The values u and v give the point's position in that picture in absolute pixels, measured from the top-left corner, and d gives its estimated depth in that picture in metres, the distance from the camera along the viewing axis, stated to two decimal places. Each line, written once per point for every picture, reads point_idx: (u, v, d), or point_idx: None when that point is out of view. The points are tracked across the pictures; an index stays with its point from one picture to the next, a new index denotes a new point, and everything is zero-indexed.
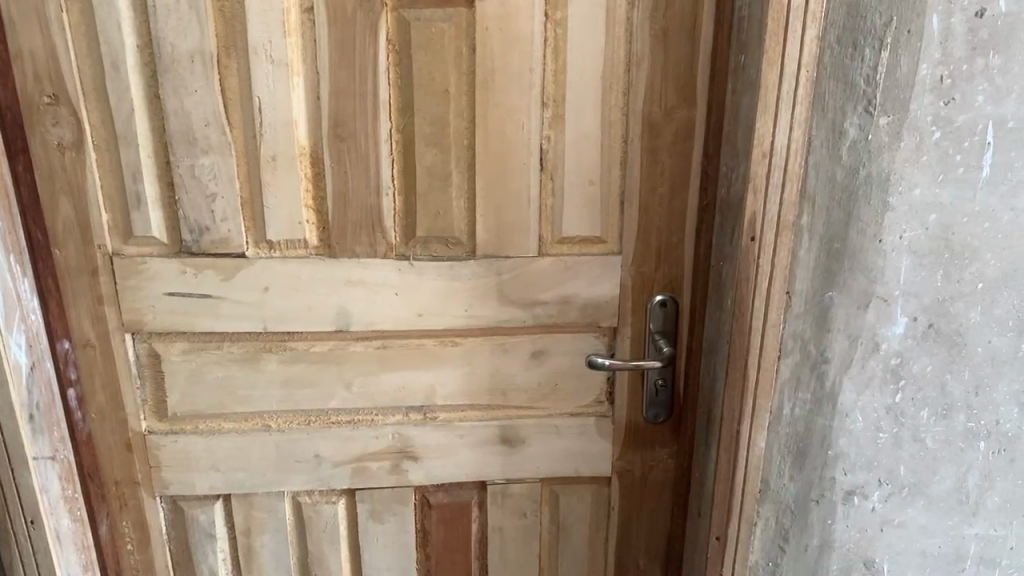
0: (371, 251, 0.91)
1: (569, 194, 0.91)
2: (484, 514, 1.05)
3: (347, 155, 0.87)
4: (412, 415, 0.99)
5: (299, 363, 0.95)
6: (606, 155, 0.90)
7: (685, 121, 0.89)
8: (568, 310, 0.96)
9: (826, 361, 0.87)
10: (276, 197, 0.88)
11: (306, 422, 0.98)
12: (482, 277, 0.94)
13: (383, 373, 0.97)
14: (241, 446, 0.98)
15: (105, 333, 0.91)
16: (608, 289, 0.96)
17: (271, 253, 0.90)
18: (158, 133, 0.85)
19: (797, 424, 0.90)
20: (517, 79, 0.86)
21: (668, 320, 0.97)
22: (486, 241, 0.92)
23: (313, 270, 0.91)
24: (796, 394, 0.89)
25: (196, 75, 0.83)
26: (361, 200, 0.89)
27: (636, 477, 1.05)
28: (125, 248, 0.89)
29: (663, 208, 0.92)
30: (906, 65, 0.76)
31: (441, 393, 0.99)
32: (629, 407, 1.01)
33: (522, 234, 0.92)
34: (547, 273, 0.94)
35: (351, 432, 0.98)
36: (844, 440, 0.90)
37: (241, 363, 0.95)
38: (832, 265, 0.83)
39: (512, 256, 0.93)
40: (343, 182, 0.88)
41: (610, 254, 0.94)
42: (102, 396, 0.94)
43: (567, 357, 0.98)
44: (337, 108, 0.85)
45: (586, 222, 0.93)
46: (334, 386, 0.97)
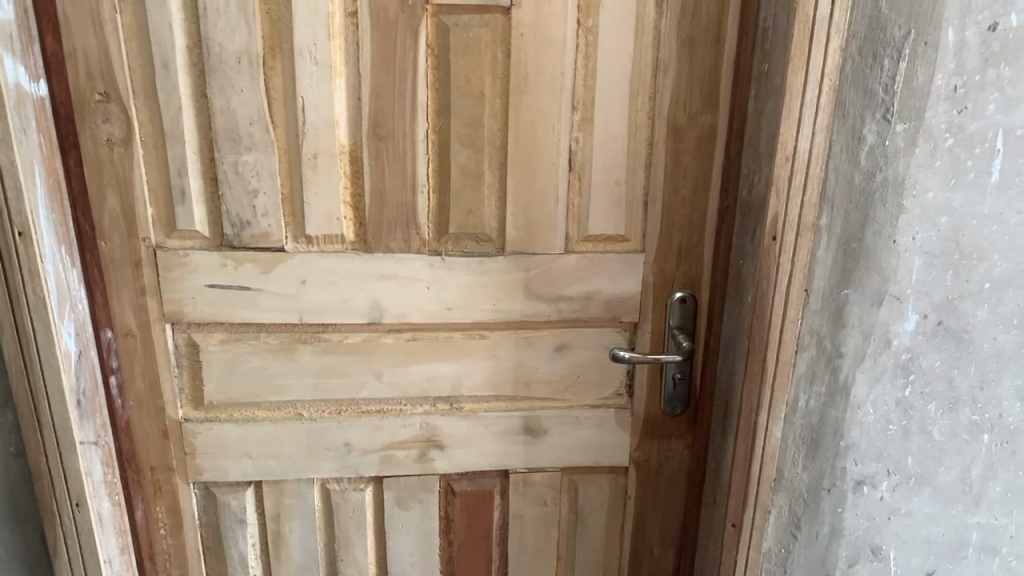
0: (404, 247, 0.95)
1: (595, 194, 0.95)
2: (506, 502, 1.09)
3: (385, 154, 0.91)
4: (439, 405, 1.03)
5: (332, 355, 0.99)
6: (632, 157, 0.94)
7: (708, 125, 0.93)
8: (592, 306, 1.00)
9: (841, 355, 0.91)
10: (316, 193, 0.91)
11: (337, 411, 1.01)
12: (510, 273, 0.97)
13: (413, 364, 1.00)
14: (274, 434, 1.01)
15: (146, 323, 0.95)
16: (631, 286, 0.99)
17: (308, 247, 0.94)
18: (204, 130, 0.88)
19: (811, 416, 0.94)
20: (550, 83, 0.90)
21: (687, 316, 1.01)
22: (515, 238, 0.96)
23: (348, 264, 0.94)
24: (811, 387, 0.93)
25: (243, 75, 0.86)
26: (397, 198, 0.92)
27: (652, 467, 1.09)
28: (168, 241, 0.92)
29: (685, 208, 0.96)
30: (922, 75, 0.80)
31: (468, 384, 1.02)
32: (648, 400, 1.05)
33: (549, 231, 0.96)
34: (572, 270, 0.98)
35: (381, 421, 1.02)
36: (856, 431, 0.95)
37: (277, 354, 0.98)
38: (848, 264, 0.87)
39: (539, 253, 0.97)
40: (381, 179, 0.92)
41: (633, 251, 0.98)
42: (141, 384, 0.97)
43: (589, 350, 1.02)
44: (376, 109, 0.89)
45: (611, 221, 0.97)
46: (365, 377, 1.00)
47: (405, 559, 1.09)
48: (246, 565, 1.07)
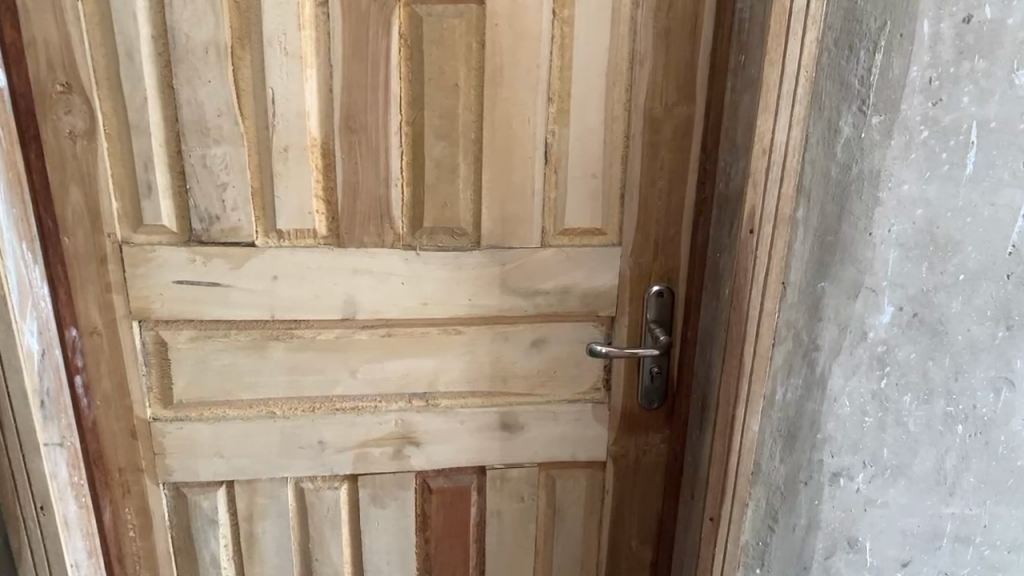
0: (378, 241, 0.93)
1: (572, 187, 0.94)
2: (482, 498, 1.08)
3: (357, 146, 0.89)
4: (415, 402, 1.01)
5: (305, 351, 0.97)
6: (608, 149, 0.93)
7: (685, 118, 0.92)
8: (569, 300, 0.99)
9: (817, 348, 0.91)
10: (287, 187, 0.89)
11: (311, 408, 1.00)
12: (486, 267, 0.96)
13: (387, 360, 0.99)
14: (246, 432, 0.99)
15: (112, 321, 0.92)
16: (608, 279, 0.99)
17: (280, 242, 0.92)
18: (171, 123, 0.86)
19: (789, 409, 0.94)
20: (525, 74, 0.89)
21: (664, 309, 1.00)
22: (490, 232, 0.94)
23: (321, 259, 0.93)
24: (788, 380, 0.93)
25: (211, 66, 0.84)
26: (370, 191, 0.91)
27: (630, 462, 1.08)
28: (134, 236, 0.90)
29: (662, 201, 0.96)
30: (898, 67, 0.80)
31: (444, 380, 1.01)
32: (625, 394, 1.04)
33: (525, 225, 0.95)
34: (549, 264, 0.97)
35: (355, 419, 1.00)
36: (832, 424, 0.95)
37: (248, 351, 0.96)
38: (825, 257, 0.87)
39: (515, 247, 0.96)
40: (353, 173, 0.90)
41: (610, 245, 0.97)
42: (108, 383, 0.95)
43: (566, 344, 1.02)
44: (348, 101, 0.87)
45: (588, 215, 0.96)
46: (339, 374, 0.98)
47: (381, 557, 1.08)
48: (219, 566, 1.05)
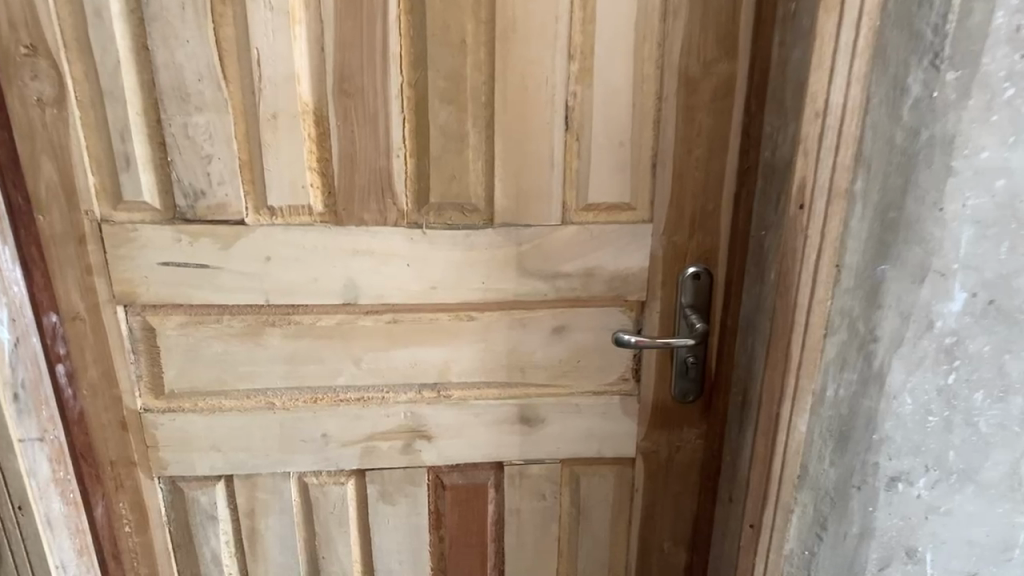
0: (380, 219, 0.84)
1: (596, 157, 0.84)
2: (500, 496, 1.00)
3: (353, 113, 0.79)
4: (425, 393, 0.93)
5: (304, 339, 0.89)
6: (637, 114, 0.82)
7: (725, 76, 0.81)
8: (593, 283, 0.89)
9: (875, 340, 0.80)
10: (277, 159, 0.81)
11: (312, 400, 0.92)
12: (500, 247, 0.86)
13: (394, 349, 0.90)
14: (244, 425, 0.92)
15: (95, 306, 0.85)
16: (637, 260, 0.88)
17: (272, 220, 0.83)
18: (148, 88, 0.78)
19: (841, 407, 0.83)
20: (542, 29, 0.78)
21: (700, 293, 0.90)
22: (505, 207, 0.85)
23: (318, 239, 0.84)
24: (840, 375, 0.82)
25: (188, 23, 0.75)
26: (370, 162, 0.82)
27: (661, 459, 0.99)
28: (114, 214, 0.82)
29: (698, 171, 0.85)
30: (980, 14, 0.66)
31: (456, 370, 0.92)
32: (657, 386, 0.95)
33: (543, 200, 0.85)
34: (570, 243, 0.87)
35: (360, 412, 0.92)
36: (890, 423, 0.84)
37: (242, 338, 0.88)
38: (886, 236, 0.75)
39: (533, 225, 0.86)
40: (350, 142, 0.81)
41: (639, 222, 0.87)
42: (94, 372, 0.88)
43: (590, 331, 0.92)
44: (342, 61, 0.77)
45: (614, 188, 0.85)
46: (341, 363, 0.90)
47: (392, 557, 1.01)
48: (220, 563, 0.99)
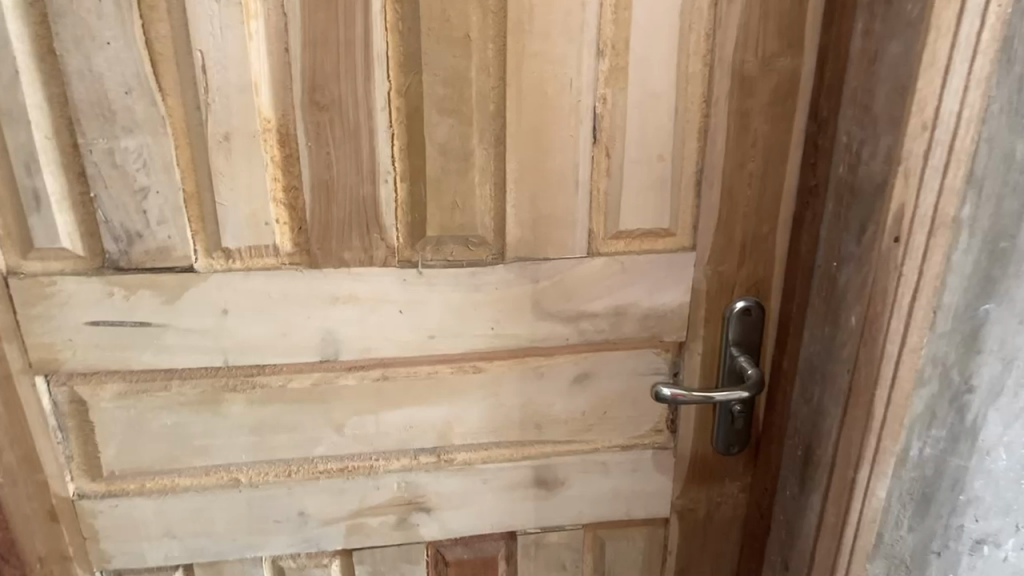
0: (364, 259, 0.67)
1: (629, 175, 0.68)
2: (512, 568, 0.85)
3: (328, 129, 0.62)
4: (423, 458, 0.77)
5: (274, 404, 0.72)
6: (679, 122, 0.67)
7: (788, 74, 0.66)
8: (623, 325, 0.74)
9: (970, 391, 0.67)
10: (232, 190, 0.64)
11: (287, 473, 0.76)
12: (513, 286, 0.71)
13: (385, 411, 0.74)
14: (203, 507, 0.76)
15: (6, 377, 0.68)
16: (676, 295, 0.73)
17: (229, 265, 0.67)
18: (59, 104, 0.60)
19: (925, 467, 0.70)
20: (565, 19, 0.62)
21: (750, 331, 0.75)
22: (519, 239, 0.69)
23: (287, 286, 0.67)
24: (927, 432, 0.68)
25: (108, 19, 0.57)
26: (350, 190, 0.65)
27: (698, 518, 0.85)
28: (25, 264, 0.64)
29: (752, 189, 0.70)
30: None
31: (460, 431, 0.77)
32: (695, 438, 0.81)
33: (565, 228, 0.69)
34: (597, 279, 0.72)
35: (344, 485, 0.77)
36: (979, 481, 0.72)
37: (197, 407, 0.72)
38: (993, 270, 0.62)
39: (552, 258, 0.70)
40: (325, 166, 0.64)
41: (680, 250, 0.72)
42: (11, 457, 0.70)
43: (618, 379, 0.77)
44: (312, 65, 0.60)
45: (650, 212, 0.70)
46: (320, 430, 0.74)
47: None
48: None
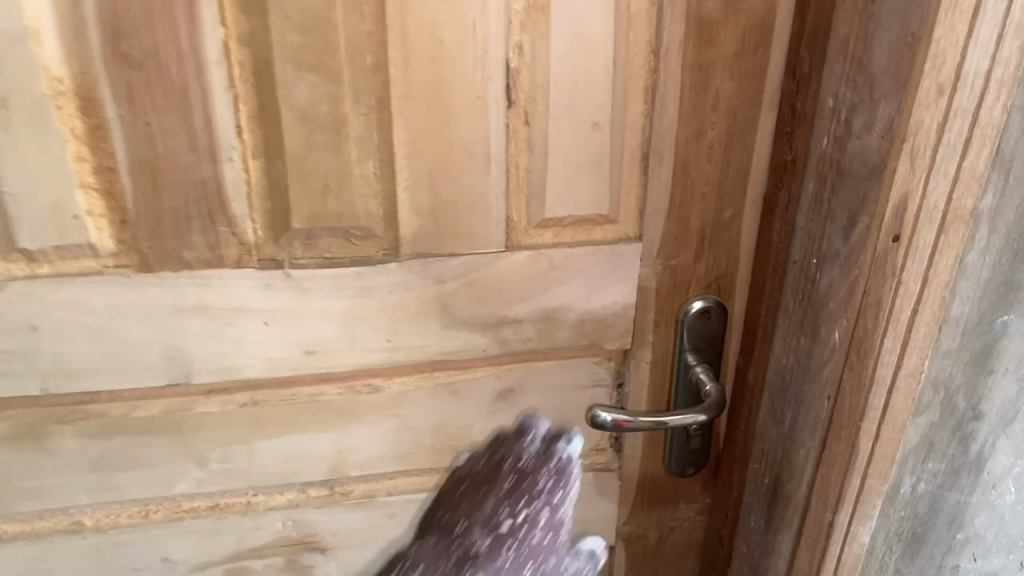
0: (212, 259, 0.52)
1: (555, 147, 0.53)
2: None
3: (144, 92, 0.47)
4: (313, 492, 0.63)
5: (115, 437, 0.58)
6: (620, 79, 0.52)
7: (759, 15, 0.51)
8: (554, 331, 0.60)
9: (977, 417, 0.54)
10: (21, 174, 0.48)
11: (143, 514, 0.62)
12: (411, 290, 0.56)
13: (259, 441, 0.60)
14: (39, 558, 0.61)
15: None
16: (618, 295, 0.59)
17: (32, 270, 0.51)
18: None
19: (918, 505, 0.57)
20: None
21: (709, 336, 0.62)
22: (415, 230, 0.54)
23: (114, 295, 0.52)
24: (922, 466, 0.56)
25: None
26: (184, 170, 0.49)
27: (649, 544, 0.72)
28: None
29: (713, 163, 0.55)
30: None
31: (356, 461, 0.62)
32: (644, 457, 0.67)
33: (474, 215, 0.54)
34: (519, 278, 0.57)
35: (216, 526, 0.63)
36: (981, 518, 0.59)
37: (16, 442, 0.57)
38: (1017, 274, 0.48)
39: (461, 252, 0.55)
40: (146, 139, 0.48)
41: (622, 241, 0.57)
42: None
43: (551, 394, 0.63)
44: (111, 3, 0.44)
45: (583, 193, 0.55)
46: (179, 464, 0.60)
47: None
48: None
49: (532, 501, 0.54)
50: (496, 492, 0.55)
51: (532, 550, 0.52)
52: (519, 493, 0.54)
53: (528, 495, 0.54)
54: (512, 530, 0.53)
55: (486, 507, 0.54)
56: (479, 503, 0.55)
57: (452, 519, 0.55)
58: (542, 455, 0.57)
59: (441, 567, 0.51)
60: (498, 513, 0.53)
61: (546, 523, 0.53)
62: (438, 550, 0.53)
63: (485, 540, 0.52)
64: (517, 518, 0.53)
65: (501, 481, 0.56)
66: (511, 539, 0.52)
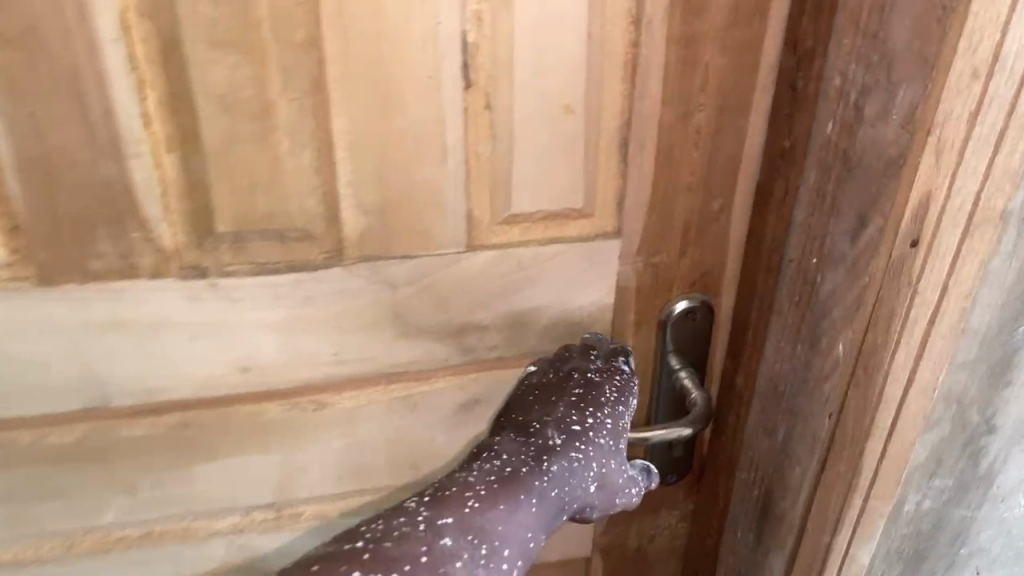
0: (124, 268, 0.45)
1: (522, 134, 0.46)
2: None
3: (27, 77, 0.39)
4: (258, 515, 0.57)
5: (26, 467, 0.51)
6: (595, 55, 0.44)
7: None
8: (523, 337, 0.53)
9: (990, 431, 0.49)
10: None
11: (65, 546, 0.55)
12: (361, 297, 0.49)
13: (194, 465, 0.53)
14: None
15: None
16: (594, 295, 0.53)
17: None
18: None
19: (922, 522, 0.53)
20: None
21: (694, 337, 0.56)
22: (363, 230, 0.47)
23: (8, 312, 0.45)
24: (929, 483, 0.51)
25: None
26: (84, 167, 0.42)
27: (628, 553, 0.67)
28: None
29: (700, 150, 0.48)
30: None
31: (305, 482, 0.56)
32: None
33: (430, 212, 0.47)
34: (482, 280, 0.50)
35: (150, 555, 0.56)
36: (987, 533, 0.55)
37: None
38: None
39: (415, 253, 0.49)
40: (33, 133, 0.40)
41: (598, 236, 0.51)
42: None
43: None
44: None
45: (555, 185, 0.48)
46: (104, 493, 0.53)
47: None
48: None
49: (602, 409, 0.50)
50: (567, 397, 0.50)
51: (601, 451, 0.49)
52: (589, 404, 0.50)
53: (598, 406, 0.50)
54: (583, 430, 0.49)
55: (557, 410, 0.50)
56: (548, 404, 0.50)
57: (524, 419, 0.50)
58: (608, 370, 0.52)
59: (522, 458, 0.47)
60: (568, 417, 0.49)
61: (614, 428, 0.50)
62: (518, 442, 0.48)
63: (554, 437, 0.48)
64: (586, 420, 0.49)
65: (567, 392, 0.50)
66: (583, 438, 0.49)
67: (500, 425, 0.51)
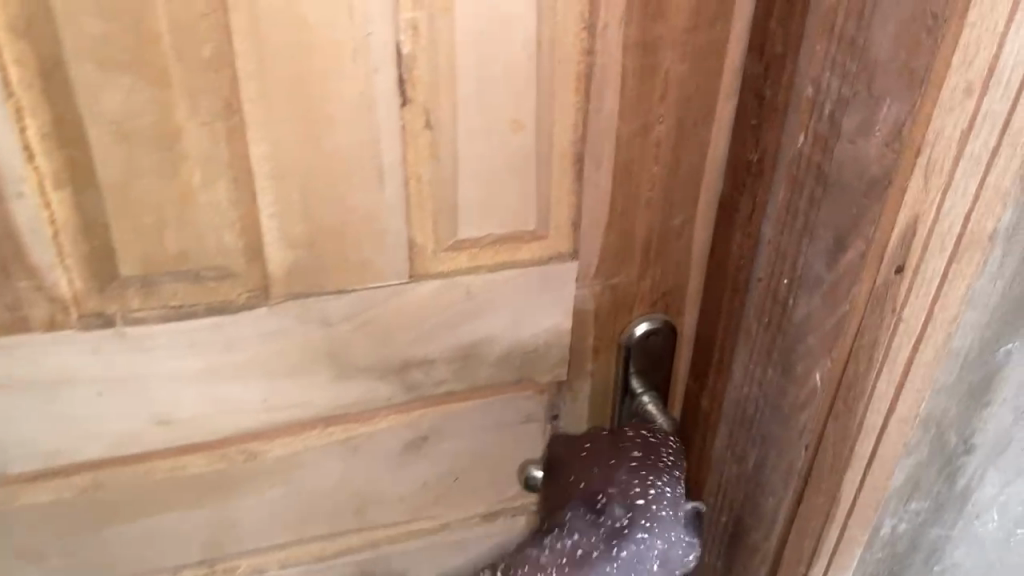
0: (11, 320, 0.39)
1: (467, 154, 0.41)
2: None
3: None
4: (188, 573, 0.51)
5: None
6: (546, 65, 0.40)
7: None
8: (475, 369, 0.49)
9: (967, 451, 0.47)
10: None
11: None
12: (293, 336, 0.44)
13: (112, 527, 0.48)
14: None
15: None
16: (551, 318, 0.48)
17: None
18: None
19: (898, 545, 0.50)
20: None
21: (656, 359, 0.52)
22: (291, 265, 0.42)
23: None
24: (905, 506, 0.48)
25: None
26: None
27: None
28: None
29: (660, 163, 0.44)
30: None
31: (239, 537, 0.51)
32: None
33: (367, 242, 0.42)
34: (426, 312, 0.46)
35: None
36: (960, 549, 0.53)
37: None
38: None
39: (350, 287, 0.44)
40: None
41: (553, 257, 0.46)
42: None
43: (473, 439, 0.52)
44: None
45: (505, 207, 0.44)
46: (9, 564, 0.47)
47: None
48: None
49: (661, 472, 0.48)
50: (626, 462, 0.48)
51: (663, 526, 0.46)
52: (650, 468, 0.48)
53: (658, 469, 0.48)
54: (646, 503, 0.46)
55: (618, 479, 0.47)
56: (609, 457, 0.49)
57: (582, 486, 0.48)
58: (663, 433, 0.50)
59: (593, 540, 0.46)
60: (633, 482, 0.47)
61: (673, 499, 0.47)
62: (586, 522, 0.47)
63: (621, 514, 0.46)
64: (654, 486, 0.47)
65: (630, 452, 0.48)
66: (648, 512, 0.46)
67: (558, 480, 0.50)
